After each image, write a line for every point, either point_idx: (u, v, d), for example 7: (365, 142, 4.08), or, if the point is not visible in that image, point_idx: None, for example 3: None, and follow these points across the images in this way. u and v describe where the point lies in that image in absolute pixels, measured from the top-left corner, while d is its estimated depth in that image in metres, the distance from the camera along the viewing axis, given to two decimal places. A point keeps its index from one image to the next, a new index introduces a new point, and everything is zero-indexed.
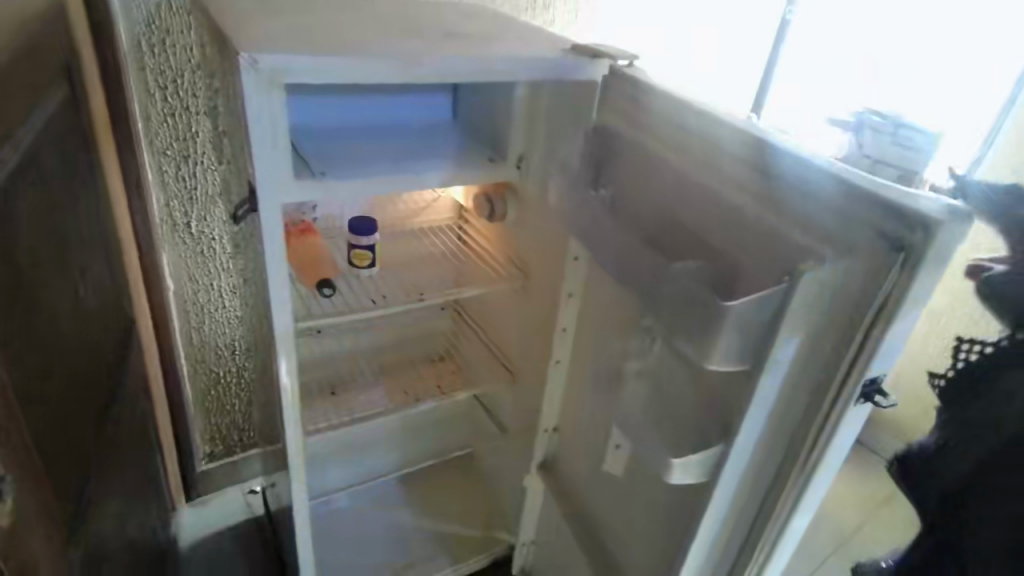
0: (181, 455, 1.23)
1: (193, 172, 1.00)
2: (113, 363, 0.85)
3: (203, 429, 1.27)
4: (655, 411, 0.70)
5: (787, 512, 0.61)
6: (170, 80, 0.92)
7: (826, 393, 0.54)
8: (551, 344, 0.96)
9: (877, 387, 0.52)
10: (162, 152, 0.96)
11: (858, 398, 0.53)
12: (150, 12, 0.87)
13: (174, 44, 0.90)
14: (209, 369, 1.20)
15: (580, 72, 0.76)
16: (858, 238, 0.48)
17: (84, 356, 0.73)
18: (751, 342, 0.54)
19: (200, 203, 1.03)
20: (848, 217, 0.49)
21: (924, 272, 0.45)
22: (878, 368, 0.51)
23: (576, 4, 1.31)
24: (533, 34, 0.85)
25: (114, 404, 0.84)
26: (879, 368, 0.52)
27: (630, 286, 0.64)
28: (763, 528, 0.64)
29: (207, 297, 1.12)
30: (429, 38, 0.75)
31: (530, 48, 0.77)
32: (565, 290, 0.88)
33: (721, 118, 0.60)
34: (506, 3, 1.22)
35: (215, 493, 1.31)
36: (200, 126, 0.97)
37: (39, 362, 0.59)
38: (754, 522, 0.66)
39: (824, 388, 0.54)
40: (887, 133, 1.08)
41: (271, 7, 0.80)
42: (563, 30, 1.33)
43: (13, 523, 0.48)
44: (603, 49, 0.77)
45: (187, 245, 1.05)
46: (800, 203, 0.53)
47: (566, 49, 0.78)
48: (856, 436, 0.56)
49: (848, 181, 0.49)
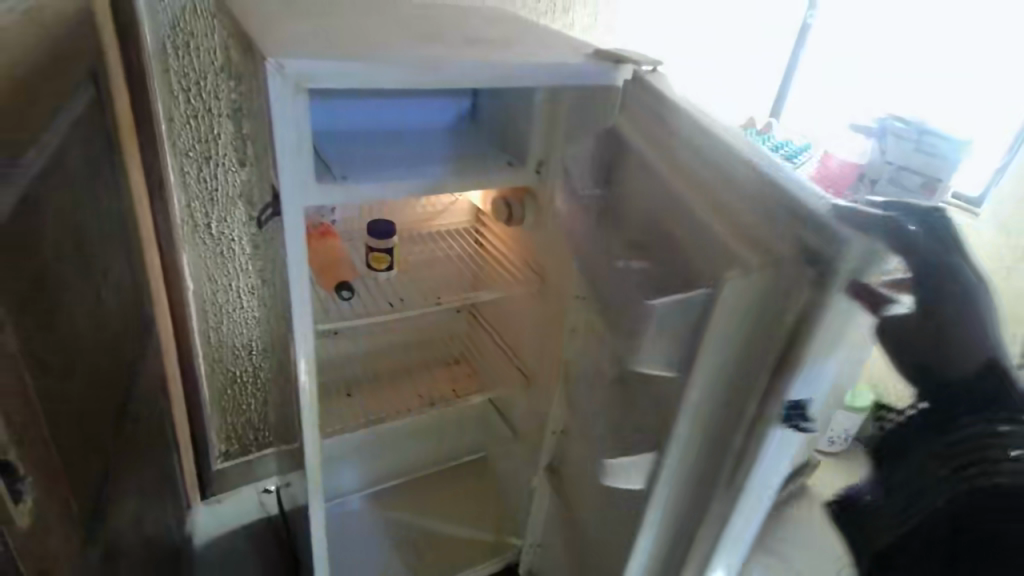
0: (196, 453, 1.25)
1: (214, 174, 1.01)
2: (133, 363, 0.86)
3: (219, 428, 1.28)
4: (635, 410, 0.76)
5: (714, 533, 0.66)
6: (193, 82, 0.93)
7: (750, 397, 0.60)
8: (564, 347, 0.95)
9: (802, 412, 0.55)
10: (184, 154, 0.97)
11: (784, 421, 0.56)
12: (175, 15, 0.87)
13: (198, 47, 0.91)
14: (226, 369, 1.21)
15: (602, 78, 0.75)
16: (785, 250, 0.52)
17: (104, 357, 0.74)
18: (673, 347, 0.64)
19: (220, 204, 1.04)
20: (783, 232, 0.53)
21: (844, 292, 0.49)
22: (803, 392, 0.55)
23: (596, 7, 1.31)
24: (554, 39, 0.85)
25: (133, 403, 0.85)
26: (804, 392, 0.55)
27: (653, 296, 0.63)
28: (700, 539, 0.69)
29: (225, 297, 1.13)
30: (450, 44, 0.75)
31: (552, 53, 0.77)
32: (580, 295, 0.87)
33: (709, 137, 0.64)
34: (525, 7, 1.22)
35: (230, 491, 1.32)
36: (222, 129, 0.98)
37: (63, 362, 0.60)
38: (688, 526, 0.73)
39: (761, 397, 0.58)
40: (910, 139, 1.12)
41: (296, 11, 0.80)
42: (582, 33, 1.33)
43: (32, 523, 0.49)
44: (625, 53, 0.76)
45: (208, 245, 1.06)
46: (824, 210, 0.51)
47: (588, 54, 0.77)
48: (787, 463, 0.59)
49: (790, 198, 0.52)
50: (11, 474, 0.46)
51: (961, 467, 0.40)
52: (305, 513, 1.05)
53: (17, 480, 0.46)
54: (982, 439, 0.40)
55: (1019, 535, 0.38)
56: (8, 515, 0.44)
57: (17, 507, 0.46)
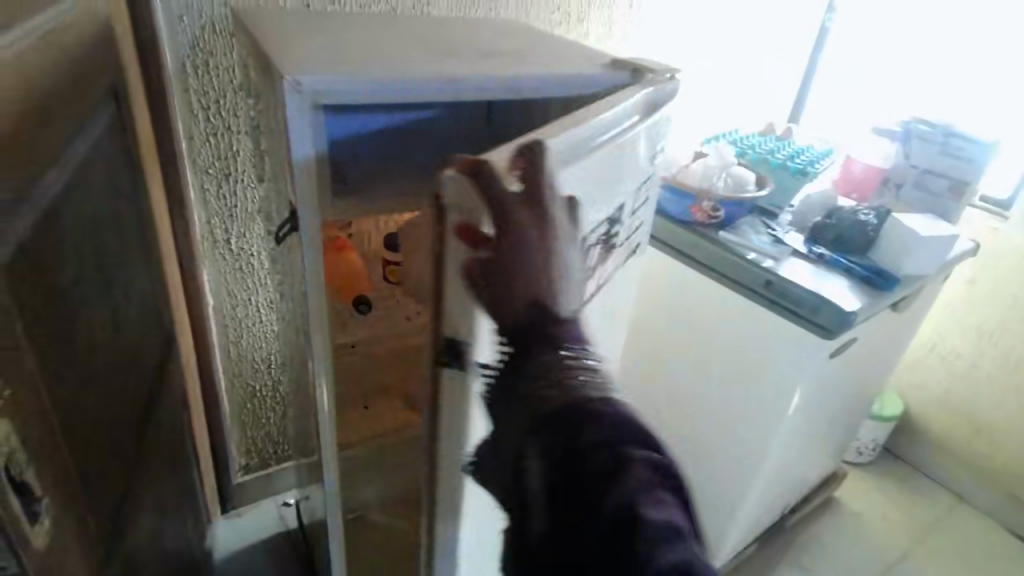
0: (217, 467, 1.26)
1: (233, 190, 1.02)
2: (153, 378, 0.86)
3: (239, 442, 1.29)
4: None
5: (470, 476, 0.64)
6: (213, 100, 0.94)
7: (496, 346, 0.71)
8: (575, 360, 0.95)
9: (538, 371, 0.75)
10: (204, 171, 0.98)
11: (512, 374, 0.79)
12: (195, 34, 0.88)
13: (217, 66, 0.92)
14: (246, 383, 1.22)
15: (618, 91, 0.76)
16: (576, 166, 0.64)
17: (125, 374, 0.75)
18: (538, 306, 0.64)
19: (239, 220, 1.05)
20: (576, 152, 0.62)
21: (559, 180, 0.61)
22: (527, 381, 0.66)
23: (610, 16, 1.30)
24: (568, 49, 0.85)
25: (154, 419, 0.85)
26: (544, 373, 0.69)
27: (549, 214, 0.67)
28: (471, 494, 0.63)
29: (245, 311, 1.13)
30: (465, 57, 0.75)
31: (568, 65, 0.77)
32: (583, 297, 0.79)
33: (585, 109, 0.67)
34: (540, 18, 1.21)
35: (250, 504, 1.34)
36: (241, 146, 0.99)
37: (82, 381, 0.61)
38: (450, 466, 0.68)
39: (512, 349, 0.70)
40: (935, 142, 1.20)
41: (313, 27, 0.81)
42: (597, 43, 1.32)
43: (50, 543, 0.49)
44: (643, 62, 0.79)
45: (227, 261, 1.07)
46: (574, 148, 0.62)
47: (605, 68, 0.78)
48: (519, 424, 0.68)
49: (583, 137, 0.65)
50: (28, 496, 0.46)
51: (534, 404, 0.54)
52: (325, 528, 1.05)
53: (33, 501, 0.47)
54: (543, 380, 0.54)
55: (588, 475, 0.49)
56: (23, 536, 0.45)
57: (33, 528, 0.47)
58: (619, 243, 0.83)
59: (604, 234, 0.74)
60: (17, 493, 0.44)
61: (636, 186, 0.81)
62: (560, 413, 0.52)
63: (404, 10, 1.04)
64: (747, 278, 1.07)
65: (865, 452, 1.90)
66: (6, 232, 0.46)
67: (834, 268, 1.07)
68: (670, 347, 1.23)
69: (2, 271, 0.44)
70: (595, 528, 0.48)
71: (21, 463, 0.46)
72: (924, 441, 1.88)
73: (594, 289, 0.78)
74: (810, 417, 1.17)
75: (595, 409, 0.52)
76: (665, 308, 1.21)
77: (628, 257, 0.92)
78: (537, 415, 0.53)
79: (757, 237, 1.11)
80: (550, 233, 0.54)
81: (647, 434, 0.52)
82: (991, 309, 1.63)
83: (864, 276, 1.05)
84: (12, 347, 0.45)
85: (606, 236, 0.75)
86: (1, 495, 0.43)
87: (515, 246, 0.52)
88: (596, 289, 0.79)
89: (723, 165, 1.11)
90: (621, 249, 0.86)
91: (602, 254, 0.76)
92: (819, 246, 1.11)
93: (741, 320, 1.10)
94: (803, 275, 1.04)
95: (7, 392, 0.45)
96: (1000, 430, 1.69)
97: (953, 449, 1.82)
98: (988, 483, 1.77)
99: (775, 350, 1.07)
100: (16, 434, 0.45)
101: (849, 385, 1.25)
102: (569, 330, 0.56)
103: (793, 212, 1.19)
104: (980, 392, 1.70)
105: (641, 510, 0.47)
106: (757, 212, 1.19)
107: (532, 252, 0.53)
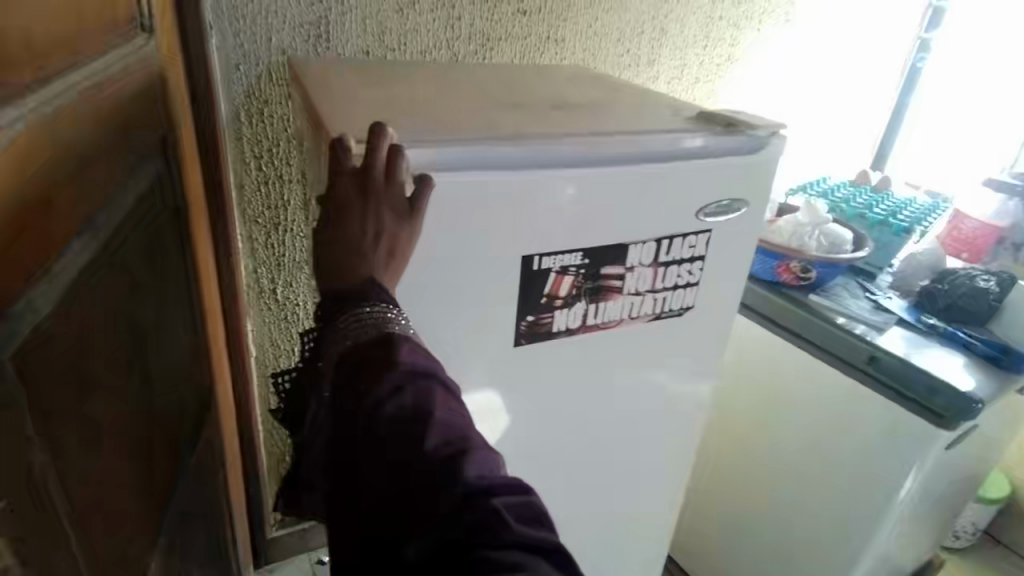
0: (252, 524, 1.19)
1: (282, 240, 0.98)
2: (187, 436, 0.80)
3: (275, 496, 1.23)
4: (562, 464, 0.80)
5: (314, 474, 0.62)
6: (265, 149, 0.91)
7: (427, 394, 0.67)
8: (636, 436, 0.84)
9: None
10: (253, 221, 0.95)
11: None
12: (251, 82, 0.86)
13: (272, 114, 0.89)
14: (284, 434, 1.16)
15: (720, 148, 0.66)
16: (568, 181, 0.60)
17: (155, 442, 0.67)
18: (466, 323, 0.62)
19: (286, 269, 1.01)
20: (569, 168, 0.59)
21: (532, 193, 0.59)
22: None
23: (683, 58, 1.21)
24: (645, 99, 0.77)
25: (184, 482, 0.78)
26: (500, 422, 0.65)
27: (582, 248, 0.63)
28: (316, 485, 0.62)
29: (287, 362, 1.08)
30: (532, 110, 0.68)
31: (649, 119, 0.68)
32: (561, 327, 0.67)
33: (567, 147, 0.60)
34: (608, 60, 1.13)
35: (284, 560, 1.27)
36: (292, 195, 0.95)
37: (108, 468, 0.53)
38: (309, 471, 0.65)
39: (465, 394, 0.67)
40: None
41: (371, 77, 0.76)
42: (667, 86, 1.23)
43: None
44: (736, 116, 0.69)
45: (272, 310, 1.03)
46: (564, 162, 0.60)
47: (691, 119, 0.70)
48: None
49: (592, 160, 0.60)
50: None
51: (329, 346, 0.51)
52: None
53: None
54: (336, 335, 0.50)
55: (349, 400, 0.46)
56: None
57: None
58: (631, 292, 0.68)
59: (584, 269, 0.64)
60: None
61: (651, 240, 0.66)
62: (342, 356, 0.49)
63: (466, 56, 1.00)
64: (826, 342, 0.95)
65: (962, 536, 1.66)
66: (29, 309, 0.39)
67: (948, 341, 0.92)
68: (749, 418, 1.10)
69: (19, 356, 0.37)
70: (355, 446, 0.44)
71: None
72: None
73: (575, 325, 0.67)
74: (915, 509, 1.01)
75: (366, 337, 0.48)
76: (747, 376, 1.09)
77: (653, 320, 0.72)
78: (332, 363, 0.50)
79: (854, 303, 0.98)
80: (374, 212, 0.52)
81: (426, 362, 0.48)
82: None
83: (986, 354, 0.90)
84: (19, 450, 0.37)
85: (591, 273, 0.64)
86: None
87: (340, 216, 0.53)
88: (581, 325, 0.68)
89: (816, 223, 0.98)
90: (640, 301, 0.69)
91: (586, 288, 0.65)
92: (928, 315, 0.97)
93: (839, 400, 0.96)
94: (905, 347, 0.90)
95: (9, 505, 0.36)
96: None
97: None
98: None
99: (883, 439, 0.91)
100: (18, 556, 0.36)
101: (956, 472, 1.08)
102: (374, 284, 0.52)
103: (894, 272, 1.06)
104: None
105: (385, 413, 0.43)
106: (851, 272, 1.06)
107: (356, 224, 0.52)
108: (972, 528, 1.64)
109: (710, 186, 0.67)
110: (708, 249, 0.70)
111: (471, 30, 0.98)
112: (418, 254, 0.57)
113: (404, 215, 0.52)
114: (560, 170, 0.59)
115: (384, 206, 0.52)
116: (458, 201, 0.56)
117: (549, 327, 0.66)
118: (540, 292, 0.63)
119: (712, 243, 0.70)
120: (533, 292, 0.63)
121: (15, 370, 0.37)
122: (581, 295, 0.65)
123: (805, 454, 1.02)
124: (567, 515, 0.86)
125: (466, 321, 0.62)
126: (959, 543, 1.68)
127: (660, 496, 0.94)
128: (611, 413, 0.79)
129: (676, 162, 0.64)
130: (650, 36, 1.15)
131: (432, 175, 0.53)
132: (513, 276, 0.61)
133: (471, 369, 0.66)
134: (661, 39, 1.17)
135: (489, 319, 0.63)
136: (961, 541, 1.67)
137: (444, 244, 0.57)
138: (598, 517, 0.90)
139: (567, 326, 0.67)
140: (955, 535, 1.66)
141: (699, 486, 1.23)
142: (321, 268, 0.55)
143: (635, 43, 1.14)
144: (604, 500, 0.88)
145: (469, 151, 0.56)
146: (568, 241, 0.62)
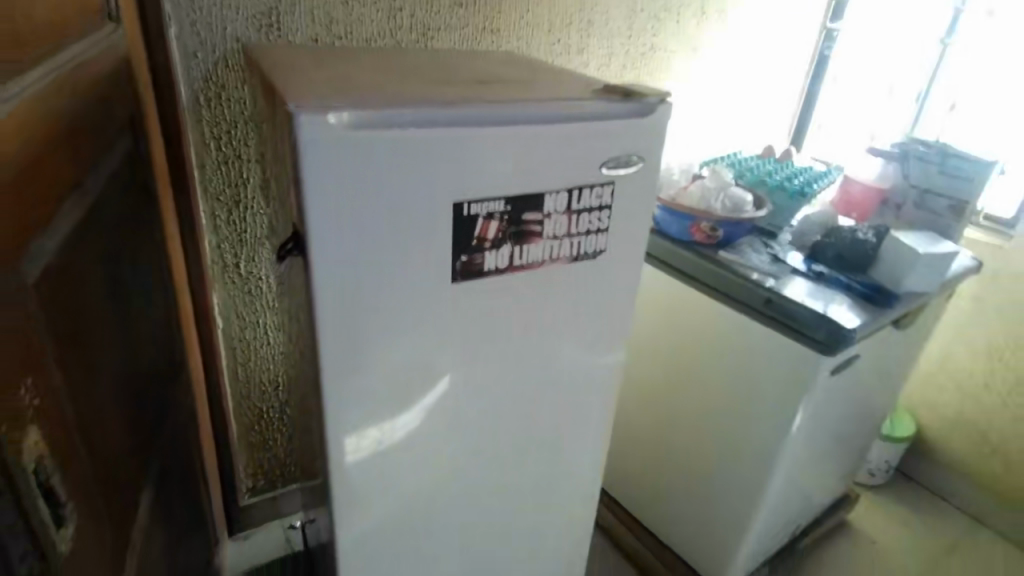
0: (224, 487, 1.26)
1: (244, 216, 1.05)
2: (165, 394, 0.88)
3: (246, 464, 1.29)
4: (502, 398, 0.91)
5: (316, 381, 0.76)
6: (224, 131, 0.98)
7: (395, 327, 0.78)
8: (569, 373, 0.96)
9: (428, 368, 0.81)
10: (215, 198, 1.02)
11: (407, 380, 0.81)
12: (209, 68, 0.93)
13: (229, 98, 0.97)
14: (252, 404, 1.23)
15: (618, 113, 0.78)
16: (489, 142, 0.70)
17: (139, 389, 0.75)
18: (415, 266, 0.73)
19: (248, 245, 1.08)
20: (490, 130, 0.70)
21: (459, 152, 0.69)
22: (387, 337, 0.76)
23: (610, 47, 1.34)
24: (563, 77, 0.89)
25: (164, 435, 0.85)
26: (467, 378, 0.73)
27: (504, 198, 0.74)
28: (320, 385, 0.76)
29: (253, 333, 1.16)
30: (462, 86, 0.79)
31: (562, 92, 0.80)
32: (491, 267, 0.78)
33: (486, 111, 0.71)
34: (541, 49, 1.24)
35: (256, 527, 1.33)
36: (250, 173, 1.03)
37: (104, 399, 0.61)
38: (312, 381, 0.79)
39: (416, 331, 0.77)
40: (933, 163, 1.22)
41: (321, 62, 0.84)
42: (597, 72, 1.35)
43: (72, 546, 0.47)
44: (634, 88, 0.81)
45: (237, 284, 1.10)
46: (486, 125, 0.70)
47: (596, 91, 0.82)
48: (396, 369, 0.79)
49: (510, 125, 0.71)
50: (55, 499, 0.45)
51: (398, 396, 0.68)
52: (350, 504, 0.86)
53: (59, 504, 0.45)
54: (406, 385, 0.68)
55: None
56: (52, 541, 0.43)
57: (60, 532, 0.45)
58: (550, 236, 0.80)
59: (507, 215, 0.75)
60: (44, 499, 0.42)
61: (563, 190, 0.77)
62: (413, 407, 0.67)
63: (409, 44, 1.09)
64: (736, 290, 1.08)
65: (877, 473, 1.88)
66: (37, 250, 0.47)
67: (835, 285, 1.08)
68: (675, 363, 1.24)
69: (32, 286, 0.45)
70: None
71: (48, 469, 0.44)
72: (938, 463, 1.86)
73: (504, 265, 0.78)
74: (813, 435, 1.16)
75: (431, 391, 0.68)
76: (670, 325, 1.22)
77: (572, 262, 0.84)
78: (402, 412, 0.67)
79: (757, 256, 1.13)
80: (400, 265, 0.72)
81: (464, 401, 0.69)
82: (994, 330, 1.64)
83: (863, 293, 1.06)
84: (42, 362, 0.45)
85: (513, 219, 0.75)
86: (31, 497, 0.41)
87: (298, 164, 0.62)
88: (508, 266, 0.79)
89: (720, 188, 1.14)
90: (559, 244, 0.81)
91: (511, 233, 0.76)
92: (818, 264, 1.13)
93: (748, 340, 1.10)
94: (799, 290, 1.05)
95: (38, 401, 0.44)
96: (1011, 453, 1.67)
97: (967, 471, 1.79)
98: (993, 501, 1.75)
99: (781, 371, 1.06)
100: (44, 441, 0.44)
101: (851, 403, 1.24)
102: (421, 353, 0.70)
103: (794, 230, 1.22)
104: (993, 414, 1.68)
105: None
106: (757, 230, 1.22)
107: (319, 170, 0.63)
108: (885, 464, 1.85)
109: (612, 146, 0.79)
110: (613, 200, 0.82)
111: (412, 21, 1.07)
112: (373, 202, 0.67)
113: (356, 160, 0.64)
114: (481, 132, 0.69)
115: (377, 202, 0.67)
116: (402, 154, 0.66)
117: (480, 266, 0.77)
118: (471, 236, 0.74)
119: (616, 195, 0.82)
120: (465, 235, 0.74)
121: (35, 298, 0.45)
122: (506, 238, 0.76)
123: (725, 391, 1.15)
124: (512, 447, 0.97)
125: (409, 266, 0.72)
126: (875, 480, 1.89)
127: (595, 429, 1.07)
128: (544, 351, 0.90)
129: (580, 125, 0.75)
130: (579, 27, 1.27)
131: (379, 133, 0.64)
132: (447, 221, 0.72)
133: (418, 309, 0.76)
134: (589, 30, 1.29)
135: (430, 264, 0.73)
136: (876, 477, 1.89)
137: (389, 193, 0.67)
138: (542, 451, 1.02)
139: (496, 265, 0.78)
140: (870, 472, 1.88)
141: (636, 431, 1.37)
142: (297, 207, 0.66)
143: (565, 34, 1.26)
144: (544, 434, 1.00)
145: (403, 113, 0.65)
146: (491, 191, 0.72)
